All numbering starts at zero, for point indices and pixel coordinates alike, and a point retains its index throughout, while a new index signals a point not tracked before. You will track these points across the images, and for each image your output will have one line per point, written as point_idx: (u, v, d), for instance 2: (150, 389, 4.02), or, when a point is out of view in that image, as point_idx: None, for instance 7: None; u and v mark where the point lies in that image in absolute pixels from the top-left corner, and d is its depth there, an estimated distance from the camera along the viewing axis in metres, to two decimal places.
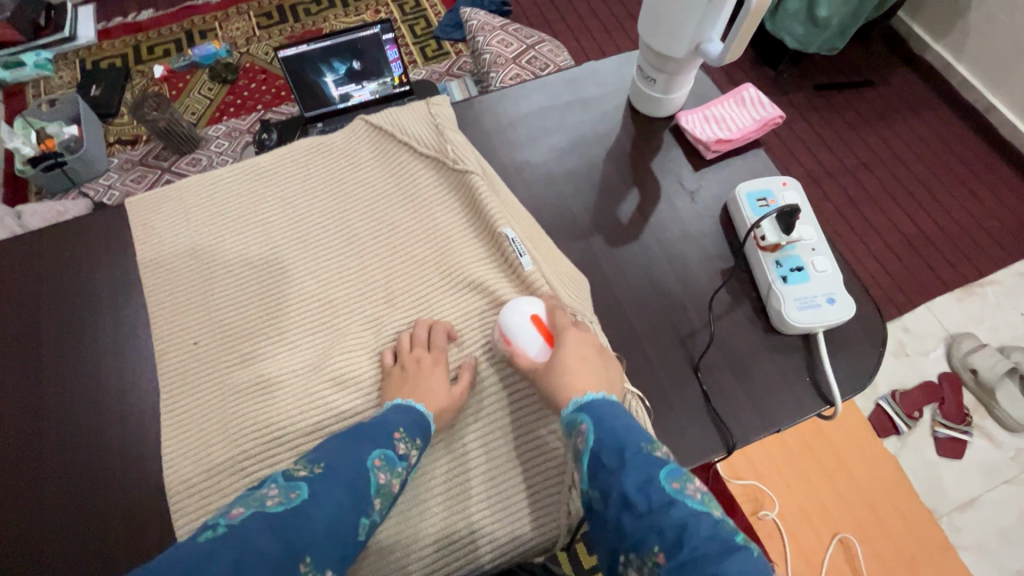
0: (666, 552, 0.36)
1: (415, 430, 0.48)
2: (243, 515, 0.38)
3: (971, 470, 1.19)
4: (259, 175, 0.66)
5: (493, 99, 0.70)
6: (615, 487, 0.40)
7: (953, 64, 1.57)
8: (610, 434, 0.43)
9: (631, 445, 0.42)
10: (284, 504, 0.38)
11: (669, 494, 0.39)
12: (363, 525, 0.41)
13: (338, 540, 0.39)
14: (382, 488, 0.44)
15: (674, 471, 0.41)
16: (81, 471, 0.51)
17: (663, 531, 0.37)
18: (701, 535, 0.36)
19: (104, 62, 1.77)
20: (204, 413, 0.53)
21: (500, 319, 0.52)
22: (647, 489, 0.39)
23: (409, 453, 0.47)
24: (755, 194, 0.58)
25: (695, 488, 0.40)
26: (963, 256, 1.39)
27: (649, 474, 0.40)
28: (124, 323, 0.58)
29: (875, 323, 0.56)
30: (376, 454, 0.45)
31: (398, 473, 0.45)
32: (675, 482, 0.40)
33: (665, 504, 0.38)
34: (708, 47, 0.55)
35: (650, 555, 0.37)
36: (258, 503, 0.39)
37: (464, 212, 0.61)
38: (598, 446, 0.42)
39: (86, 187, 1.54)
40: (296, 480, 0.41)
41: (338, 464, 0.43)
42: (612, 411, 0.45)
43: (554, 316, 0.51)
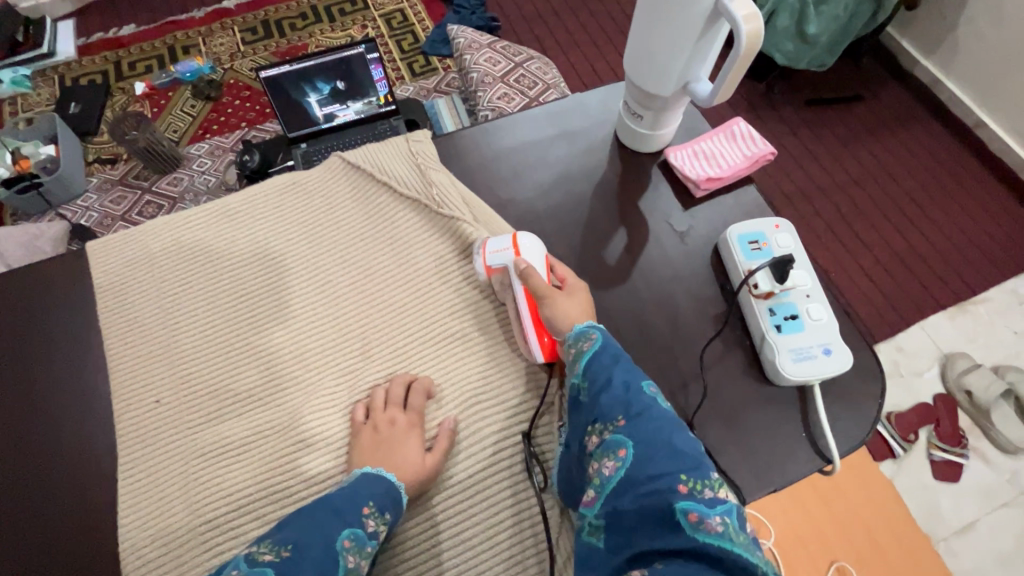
0: (628, 421, 0.43)
1: (386, 505, 0.45)
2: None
3: (969, 495, 1.17)
4: (233, 214, 0.63)
5: (476, 133, 0.68)
6: (602, 377, 0.46)
7: (942, 80, 1.57)
8: (610, 344, 0.48)
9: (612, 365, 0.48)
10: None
11: (647, 394, 0.45)
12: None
13: None
14: (351, 572, 0.41)
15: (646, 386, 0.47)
16: (28, 543, 0.47)
17: (631, 407, 0.44)
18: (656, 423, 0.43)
19: (84, 78, 1.73)
20: (166, 477, 0.50)
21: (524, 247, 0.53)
22: (630, 387, 0.45)
23: (379, 530, 0.44)
24: (747, 237, 0.56)
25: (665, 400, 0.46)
26: (956, 274, 1.38)
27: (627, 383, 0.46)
28: (80, 380, 0.54)
29: (872, 371, 0.54)
30: (345, 535, 0.42)
31: (367, 553, 0.42)
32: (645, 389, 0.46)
33: (639, 394, 0.45)
34: (697, 87, 0.53)
35: (613, 421, 0.44)
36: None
37: (447, 257, 0.59)
38: (599, 349, 0.48)
39: (63, 208, 1.49)
40: (262, 566, 0.38)
41: (307, 543, 0.40)
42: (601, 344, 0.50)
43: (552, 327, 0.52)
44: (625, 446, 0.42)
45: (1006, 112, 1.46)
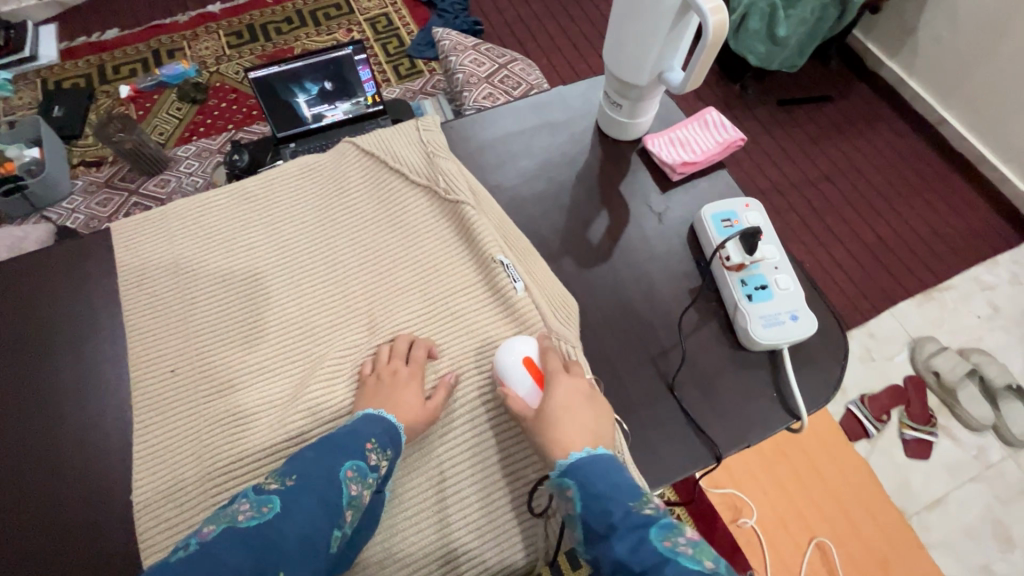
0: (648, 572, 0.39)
1: (386, 442, 0.48)
2: (215, 532, 0.39)
3: (938, 470, 1.23)
4: (247, 197, 0.65)
5: (465, 124, 0.71)
6: (607, 519, 0.42)
7: (906, 79, 1.65)
8: (603, 474, 0.44)
9: (618, 507, 0.42)
10: (257, 518, 0.40)
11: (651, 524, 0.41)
12: (334, 538, 0.42)
13: (310, 549, 0.40)
14: (354, 499, 0.45)
15: (665, 527, 0.41)
16: (44, 512, 0.49)
17: (649, 566, 0.39)
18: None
19: (67, 82, 1.73)
20: (180, 443, 0.52)
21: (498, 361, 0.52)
22: (636, 525, 0.41)
23: (380, 464, 0.48)
24: (719, 215, 0.61)
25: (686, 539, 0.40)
26: (922, 263, 1.45)
27: (639, 537, 0.40)
28: (87, 355, 0.56)
29: (836, 337, 0.58)
30: (350, 466, 0.45)
31: (369, 483, 0.46)
32: (666, 539, 0.40)
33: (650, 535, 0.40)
34: (670, 76, 0.57)
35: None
36: (230, 519, 0.40)
37: (455, 240, 0.62)
38: (583, 484, 0.44)
39: (48, 211, 1.49)
40: (268, 493, 0.42)
41: (308, 475, 0.44)
42: (598, 470, 0.44)
43: (545, 355, 0.52)
44: None
45: (965, 109, 1.54)
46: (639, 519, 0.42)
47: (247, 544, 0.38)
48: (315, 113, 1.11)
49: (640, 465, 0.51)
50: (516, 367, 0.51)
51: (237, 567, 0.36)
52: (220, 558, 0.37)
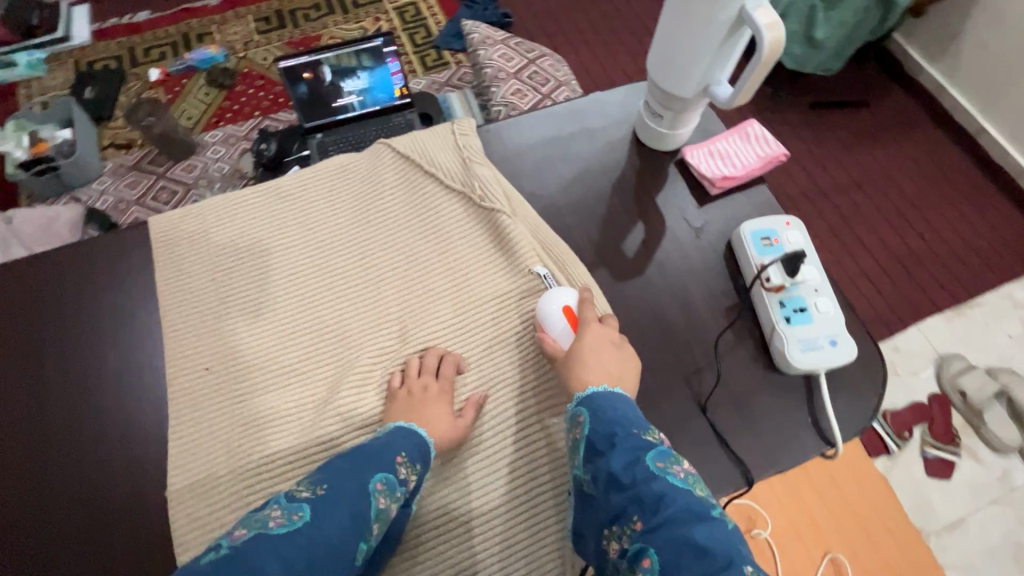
0: (643, 519, 0.41)
1: (416, 456, 0.49)
2: (245, 538, 0.39)
3: (959, 491, 1.21)
4: (282, 196, 0.65)
5: (500, 129, 0.70)
6: (603, 468, 0.44)
7: (947, 87, 1.59)
8: (602, 422, 0.46)
9: (622, 429, 0.46)
10: (288, 526, 0.40)
11: (653, 470, 0.43)
12: (361, 551, 0.42)
13: (338, 559, 0.40)
14: (382, 513, 0.45)
15: (663, 453, 0.45)
16: (80, 506, 0.50)
17: (644, 502, 0.41)
18: (676, 507, 0.40)
19: (98, 63, 1.74)
20: (214, 442, 0.53)
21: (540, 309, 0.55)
22: (633, 468, 0.43)
23: (409, 478, 0.48)
24: (760, 233, 0.59)
25: (679, 468, 0.44)
26: (953, 277, 1.41)
27: (637, 455, 0.44)
28: (125, 349, 0.57)
29: (875, 362, 0.57)
30: (378, 478, 0.46)
31: (397, 497, 0.46)
32: (660, 462, 0.44)
33: (648, 478, 0.42)
34: (717, 90, 0.55)
35: (631, 523, 0.41)
36: (260, 525, 0.41)
37: (489, 247, 0.61)
38: (592, 434, 0.46)
39: (79, 192, 1.51)
40: (299, 502, 0.42)
41: (339, 485, 0.44)
42: (610, 403, 0.48)
43: (583, 307, 0.54)
44: (647, 555, 0.39)
45: (1007, 120, 1.48)
46: (641, 443, 0.45)
47: (278, 554, 0.38)
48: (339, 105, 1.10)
49: None
50: (555, 313, 0.54)
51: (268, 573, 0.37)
52: (253, 564, 0.37)
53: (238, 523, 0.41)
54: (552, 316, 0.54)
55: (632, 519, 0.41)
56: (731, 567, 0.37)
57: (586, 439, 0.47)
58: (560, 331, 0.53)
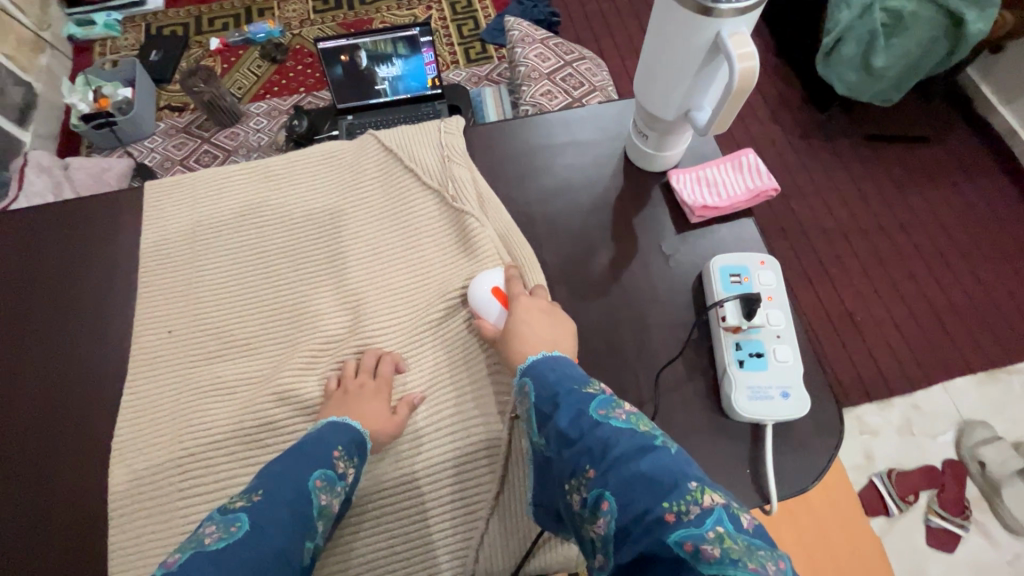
0: (594, 466, 0.38)
1: (353, 450, 0.50)
2: (183, 559, 0.38)
3: (961, 567, 1.13)
4: (268, 175, 0.67)
5: (490, 132, 0.70)
6: (552, 428, 0.43)
7: (1018, 132, 1.47)
8: (545, 386, 0.46)
9: (563, 388, 0.45)
10: (225, 540, 0.39)
11: (596, 420, 0.42)
12: (306, 549, 0.43)
13: (284, 566, 0.40)
14: (323, 509, 0.46)
15: (604, 402, 0.43)
16: (36, 445, 0.54)
17: (592, 451, 0.39)
18: (622, 445, 0.39)
19: (167, 29, 1.85)
20: (163, 402, 0.55)
21: (472, 294, 0.57)
22: (578, 421, 0.42)
23: (347, 472, 0.49)
24: (730, 269, 0.57)
25: (621, 411, 0.42)
26: (993, 339, 1.30)
27: (580, 408, 0.43)
28: (102, 305, 0.61)
29: (834, 421, 0.54)
30: (318, 476, 0.46)
31: (337, 492, 0.47)
32: (603, 410, 0.42)
33: (593, 428, 0.41)
34: (697, 115, 0.53)
35: (584, 473, 0.39)
36: (196, 543, 0.39)
37: (453, 252, 0.62)
38: (537, 398, 0.45)
39: (131, 147, 1.62)
40: (235, 513, 0.42)
41: (278, 489, 0.44)
42: (550, 367, 0.48)
43: (511, 284, 0.56)
44: (605, 498, 0.36)
45: None
46: (583, 397, 0.44)
47: (218, 565, 0.38)
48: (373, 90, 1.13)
49: None
50: (487, 296, 0.56)
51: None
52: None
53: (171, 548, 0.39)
54: (485, 300, 0.56)
55: (585, 469, 0.39)
56: (678, 489, 0.35)
57: (534, 407, 0.46)
58: (494, 311, 0.55)
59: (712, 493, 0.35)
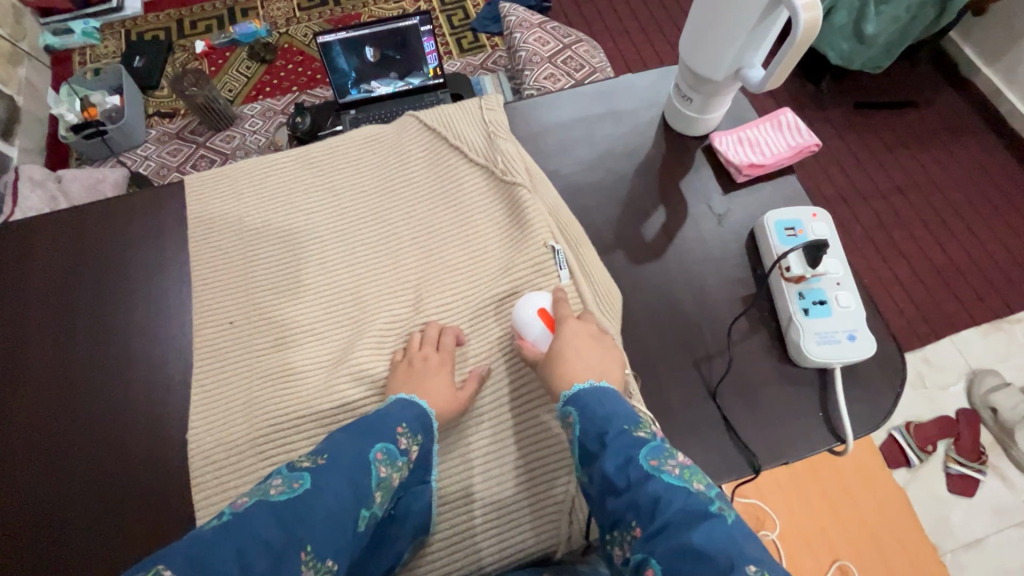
0: (642, 526, 0.39)
1: (416, 427, 0.50)
2: (246, 505, 0.39)
3: (982, 510, 1.16)
4: (312, 162, 0.67)
5: (526, 108, 0.71)
6: (598, 471, 0.43)
7: (1003, 90, 1.51)
8: (592, 421, 0.46)
9: (613, 427, 0.45)
10: (288, 493, 0.40)
11: (646, 470, 0.41)
12: (363, 517, 0.43)
13: (338, 528, 0.40)
14: (383, 481, 0.46)
15: (656, 449, 0.43)
16: (109, 445, 0.54)
17: (639, 507, 0.40)
18: (673, 508, 0.38)
19: (148, 34, 1.79)
20: (233, 391, 0.56)
21: (516, 312, 0.55)
22: (626, 468, 0.42)
23: (410, 448, 0.49)
24: (784, 223, 0.58)
25: (673, 464, 0.42)
26: (993, 290, 1.34)
27: (628, 454, 0.43)
28: (154, 302, 0.61)
29: (893, 363, 0.56)
30: (379, 448, 0.47)
31: (398, 466, 0.47)
32: (653, 460, 0.42)
33: (641, 480, 0.41)
34: (750, 73, 0.55)
35: (629, 529, 0.40)
36: (261, 492, 0.40)
37: (506, 221, 0.62)
38: (582, 434, 0.46)
39: (123, 156, 1.56)
40: (300, 471, 0.42)
41: (340, 455, 0.45)
42: (598, 400, 0.47)
43: (557, 306, 0.54)
44: (648, 565, 0.37)
45: None
46: (633, 440, 0.44)
47: (280, 517, 0.38)
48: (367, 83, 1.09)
49: None
50: (532, 319, 0.53)
51: (263, 530, 0.37)
52: (250, 528, 0.36)
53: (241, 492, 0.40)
54: (527, 321, 0.53)
55: (630, 526, 0.40)
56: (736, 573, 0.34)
57: (579, 442, 0.46)
58: (538, 332, 0.53)
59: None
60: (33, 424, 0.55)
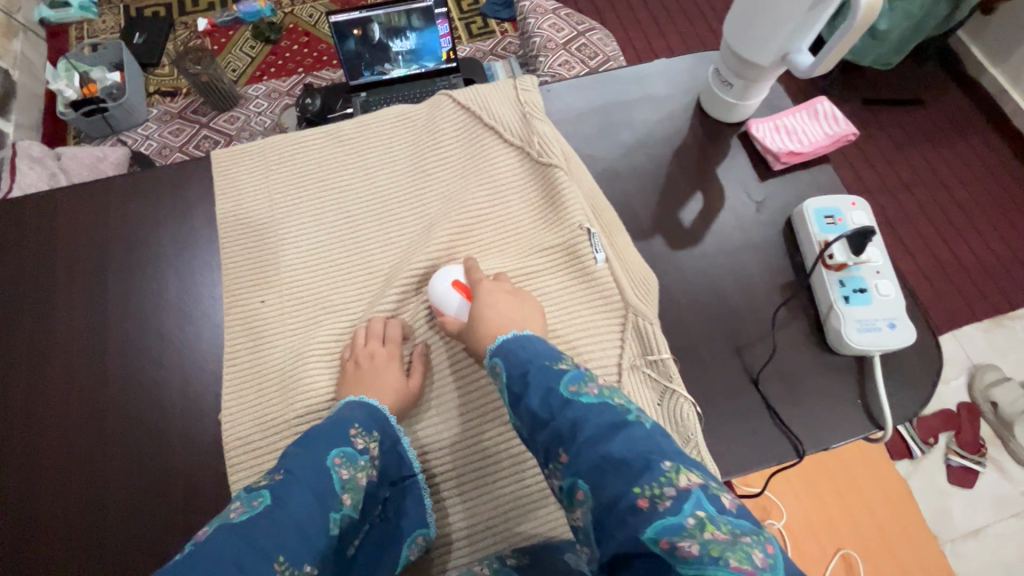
0: (567, 451, 0.39)
1: (371, 423, 0.49)
2: (209, 533, 0.39)
3: (981, 501, 1.18)
4: (342, 140, 0.66)
5: (561, 90, 0.70)
6: (527, 410, 0.43)
7: (1009, 89, 1.51)
8: (516, 364, 0.45)
9: (534, 364, 0.45)
10: (247, 513, 0.40)
11: (567, 397, 0.42)
12: (334, 520, 0.43)
13: (309, 538, 0.41)
14: (348, 483, 0.46)
15: (576, 376, 0.43)
16: (142, 421, 0.53)
17: (563, 435, 0.40)
18: (591, 426, 0.39)
19: (148, 10, 1.72)
20: (263, 371, 0.55)
21: (431, 288, 0.55)
22: (549, 399, 0.42)
23: (369, 445, 0.49)
24: (824, 211, 0.58)
25: (593, 386, 0.42)
26: (996, 288, 1.35)
27: (550, 387, 0.43)
28: (186, 279, 0.60)
29: (929, 352, 0.56)
30: (336, 453, 0.46)
31: (361, 466, 0.47)
32: (574, 386, 0.42)
33: (564, 407, 0.41)
34: (797, 58, 0.54)
35: (557, 458, 0.40)
36: (221, 518, 0.40)
37: (542, 204, 0.61)
38: (508, 379, 0.45)
39: (124, 135, 1.50)
40: (258, 489, 0.42)
41: (296, 468, 0.44)
42: (519, 344, 0.47)
43: (470, 273, 0.55)
44: (579, 487, 0.38)
45: None
46: (554, 373, 0.44)
47: (244, 538, 0.38)
48: (379, 65, 1.02)
49: (713, 452, 0.51)
50: (448, 291, 0.54)
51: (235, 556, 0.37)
52: (223, 555, 0.37)
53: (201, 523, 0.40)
54: (446, 294, 0.54)
55: (558, 454, 0.40)
56: (651, 472, 0.36)
57: (505, 388, 0.45)
58: (454, 304, 0.54)
59: (687, 473, 0.36)
60: (66, 405, 0.54)
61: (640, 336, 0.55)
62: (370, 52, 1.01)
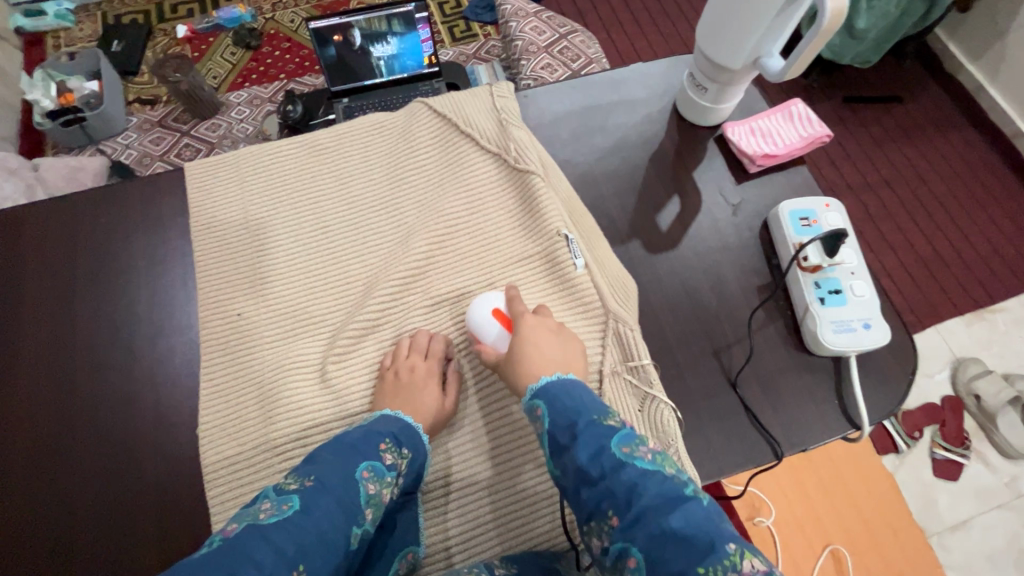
0: (619, 514, 0.40)
1: (402, 440, 0.50)
2: (237, 530, 0.40)
3: (966, 493, 1.20)
4: (318, 149, 0.66)
5: (538, 95, 0.70)
6: (572, 463, 0.44)
7: (986, 86, 1.53)
8: (562, 412, 0.46)
9: (583, 417, 0.45)
10: (277, 516, 0.41)
11: (620, 458, 0.42)
12: (355, 535, 0.44)
13: (330, 547, 0.41)
14: (372, 498, 0.46)
15: (627, 437, 0.44)
16: (115, 439, 0.53)
17: (616, 497, 0.40)
18: (649, 494, 0.39)
19: (126, 17, 1.70)
20: (240, 385, 0.54)
21: (470, 313, 0.54)
22: (600, 457, 0.43)
23: (397, 462, 0.49)
24: (799, 213, 0.59)
25: (646, 450, 0.43)
26: (976, 282, 1.37)
27: (601, 443, 0.43)
28: (159, 293, 0.59)
29: (905, 351, 0.57)
30: (365, 466, 0.47)
31: (387, 482, 0.47)
32: (627, 447, 0.43)
33: (616, 468, 0.42)
34: (768, 62, 0.55)
35: (607, 519, 0.40)
36: (250, 517, 0.41)
37: (519, 211, 0.61)
38: (553, 426, 0.46)
39: (103, 144, 1.49)
40: (288, 493, 0.43)
41: (327, 476, 0.45)
42: (566, 391, 0.47)
43: (512, 302, 0.54)
44: (631, 554, 0.38)
45: None
46: (605, 429, 0.44)
47: (270, 540, 0.39)
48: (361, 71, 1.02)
49: (691, 456, 0.51)
50: (487, 319, 0.53)
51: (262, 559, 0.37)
52: (247, 555, 0.37)
53: (229, 519, 0.41)
54: (485, 322, 0.53)
55: (608, 515, 0.40)
56: (715, 552, 0.36)
57: (547, 434, 0.46)
58: (494, 333, 0.53)
59: (751, 557, 0.36)
60: (37, 425, 0.53)
61: (620, 342, 0.54)
62: (351, 58, 1.00)
